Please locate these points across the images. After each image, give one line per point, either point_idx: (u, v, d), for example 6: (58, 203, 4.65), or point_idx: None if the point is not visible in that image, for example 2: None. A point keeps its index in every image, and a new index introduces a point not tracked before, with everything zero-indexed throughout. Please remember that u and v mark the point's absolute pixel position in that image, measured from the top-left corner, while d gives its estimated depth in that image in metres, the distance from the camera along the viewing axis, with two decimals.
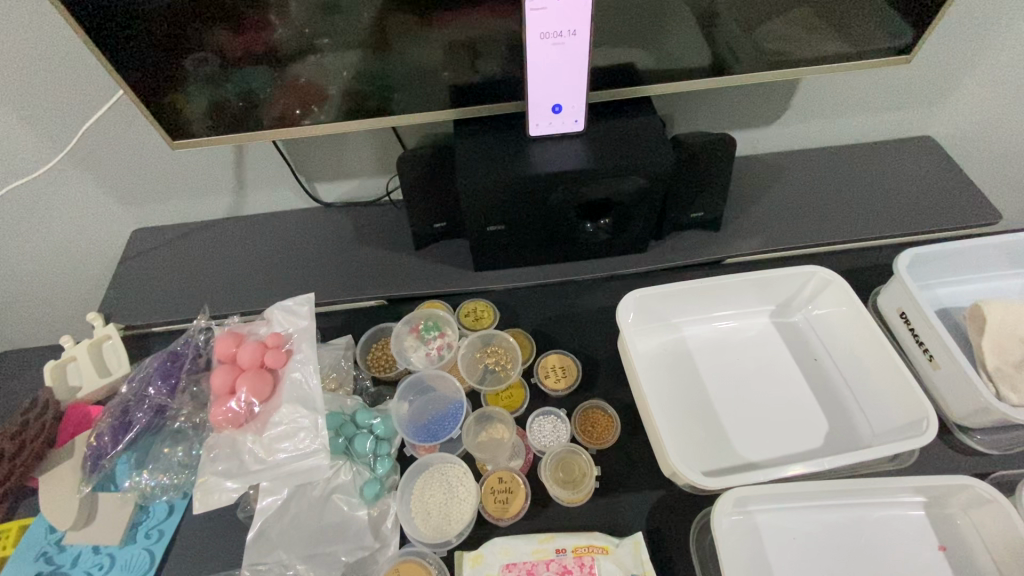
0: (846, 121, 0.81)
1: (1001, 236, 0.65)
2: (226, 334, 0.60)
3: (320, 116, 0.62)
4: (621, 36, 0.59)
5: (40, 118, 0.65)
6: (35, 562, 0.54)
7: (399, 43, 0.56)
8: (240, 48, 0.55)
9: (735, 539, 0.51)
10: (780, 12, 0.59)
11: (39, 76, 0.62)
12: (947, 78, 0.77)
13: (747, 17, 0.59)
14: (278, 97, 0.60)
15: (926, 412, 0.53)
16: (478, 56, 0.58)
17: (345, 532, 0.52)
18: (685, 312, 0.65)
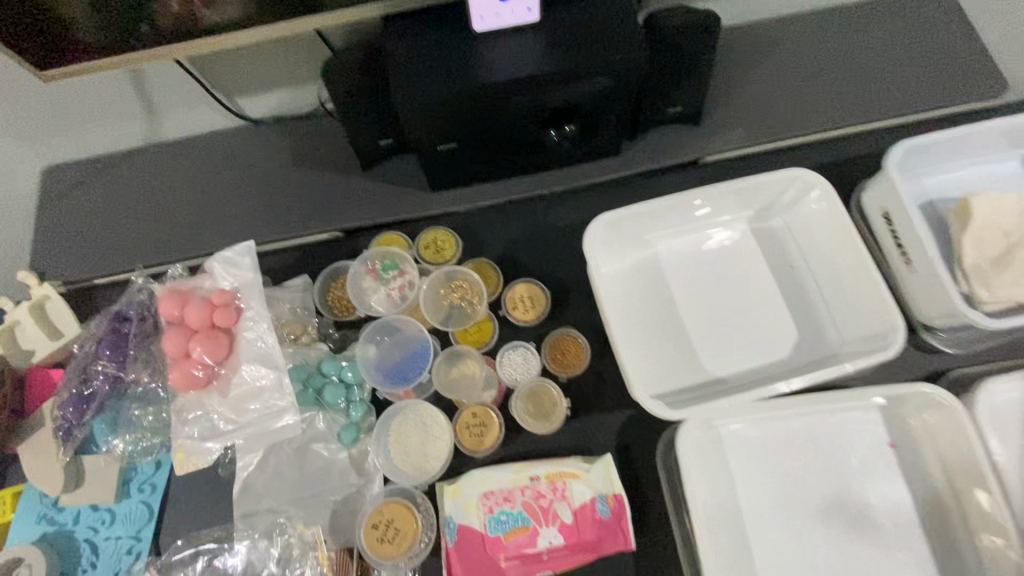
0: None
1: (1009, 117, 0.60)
2: (167, 293, 0.56)
3: (225, 12, 0.49)
4: None
5: None
6: (39, 523, 0.56)
7: None
8: None
9: (701, 453, 0.53)
10: None
11: None
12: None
13: None
14: None
15: (895, 325, 0.53)
16: None
17: (328, 475, 0.54)
18: (659, 227, 0.61)
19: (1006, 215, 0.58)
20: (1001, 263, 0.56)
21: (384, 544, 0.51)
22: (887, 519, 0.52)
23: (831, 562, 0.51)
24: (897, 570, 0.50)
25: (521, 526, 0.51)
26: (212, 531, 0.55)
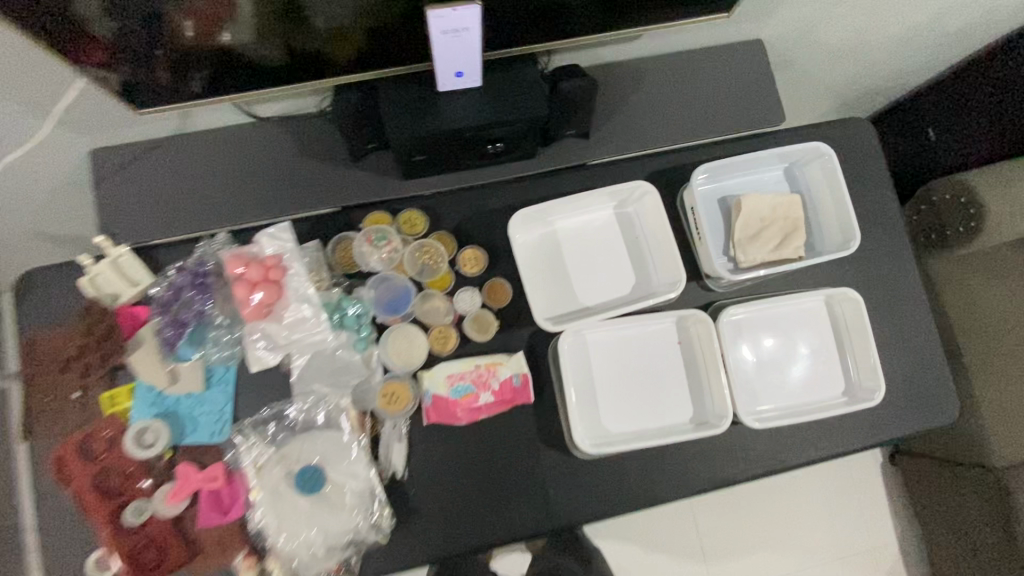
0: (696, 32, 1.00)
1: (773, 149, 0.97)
2: (230, 256, 0.84)
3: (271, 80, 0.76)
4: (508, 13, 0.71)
5: None
6: (151, 406, 0.85)
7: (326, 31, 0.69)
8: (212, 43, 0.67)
9: (572, 350, 0.92)
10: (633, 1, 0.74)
11: None
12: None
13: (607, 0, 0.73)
14: (240, 69, 0.73)
15: (679, 278, 0.91)
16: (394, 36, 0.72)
17: (350, 369, 0.87)
18: (558, 211, 0.94)
19: (763, 209, 0.97)
20: (751, 238, 0.96)
21: (390, 404, 0.87)
22: (669, 381, 0.94)
23: (637, 405, 0.92)
24: (673, 408, 0.93)
25: (469, 392, 0.89)
26: (277, 404, 0.86)
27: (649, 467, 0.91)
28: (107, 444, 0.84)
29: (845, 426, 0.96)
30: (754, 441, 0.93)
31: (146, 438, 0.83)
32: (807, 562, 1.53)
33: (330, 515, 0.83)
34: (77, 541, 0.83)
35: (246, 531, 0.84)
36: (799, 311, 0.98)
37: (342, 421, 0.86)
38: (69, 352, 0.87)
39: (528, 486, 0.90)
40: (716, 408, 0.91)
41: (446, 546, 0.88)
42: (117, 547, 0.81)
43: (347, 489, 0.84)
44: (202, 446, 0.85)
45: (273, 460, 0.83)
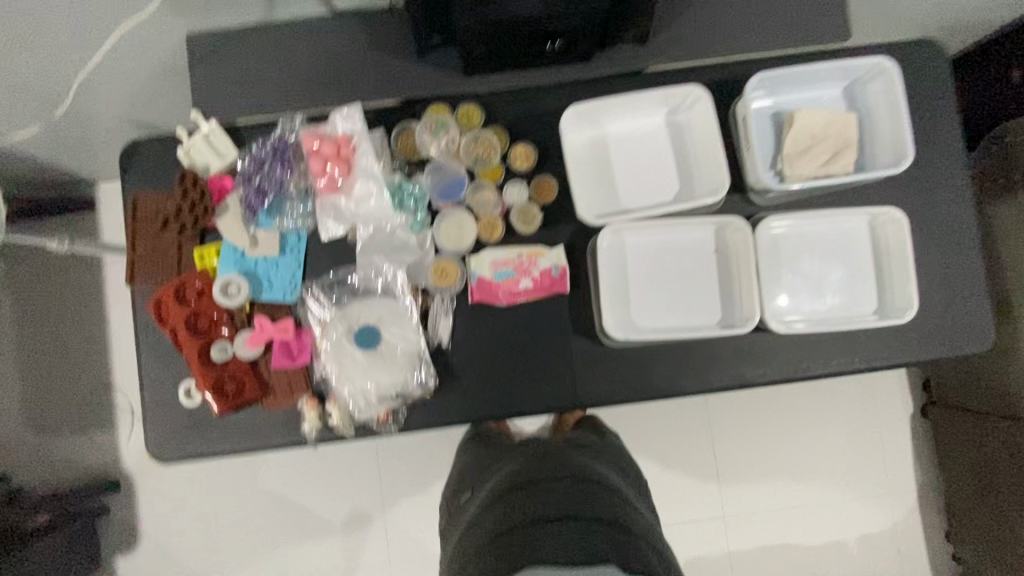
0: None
1: (837, 62, 0.96)
2: (308, 132, 0.93)
3: None
4: None
5: None
6: (235, 264, 0.97)
7: None
8: None
9: (611, 249, 0.96)
10: None
11: None
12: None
13: None
14: None
15: (722, 184, 0.93)
16: None
17: (405, 247, 0.96)
18: (609, 114, 0.97)
19: (816, 125, 0.97)
20: (800, 153, 0.97)
21: (440, 279, 0.96)
22: (701, 285, 0.99)
23: (667, 303, 0.98)
24: (703, 310, 0.98)
25: (510, 277, 0.97)
26: (342, 269, 0.98)
27: (672, 360, 0.99)
28: (198, 293, 0.96)
29: (869, 341, 0.99)
30: (775, 345, 0.99)
31: (231, 290, 0.95)
32: (820, 491, 1.59)
33: (383, 369, 0.94)
34: (174, 370, 0.99)
35: (310, 378, 0.97)
36: (841, 230, 1.00)
37: (397, 290, 0.97)
38: (166, 212, 0.99)
39: (558, 367, 0.99)
40: (744, 312, 0.97)
41: (481, 411, 0.98)
42: (205, 377, 0.94)
43: (399, 350, 0.95)
44: (275, 304, 0.97)
45: (337, 318, 0.95)
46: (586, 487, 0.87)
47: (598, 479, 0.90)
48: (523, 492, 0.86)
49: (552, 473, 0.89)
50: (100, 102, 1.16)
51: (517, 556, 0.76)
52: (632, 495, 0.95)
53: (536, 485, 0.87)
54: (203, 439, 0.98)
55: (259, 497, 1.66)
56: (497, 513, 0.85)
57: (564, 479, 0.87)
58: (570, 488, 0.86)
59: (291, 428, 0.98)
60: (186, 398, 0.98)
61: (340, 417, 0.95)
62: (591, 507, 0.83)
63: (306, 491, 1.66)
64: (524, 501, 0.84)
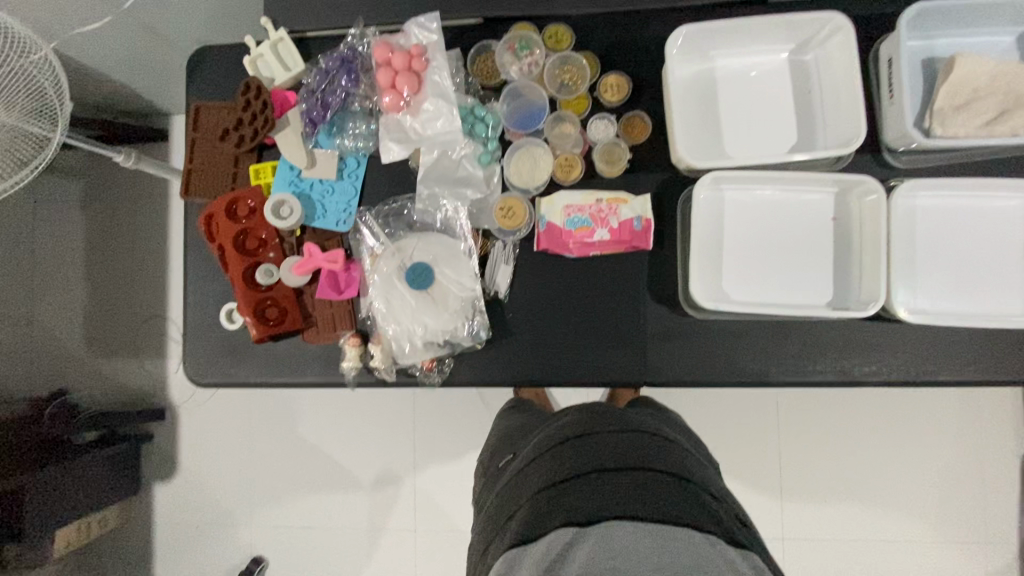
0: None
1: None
2: (379, 42, 0.85)
3: None
4: None
5: None
6: (291, 185, 0.90)
7: None
8: None
9: (706, 204, 0.83)
10: None
11: None
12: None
13: None
14: None
15: (859, 132, 0.78)
16: None
17: (471, 181, 0.86)
18: (722, 46, 0.84)
19: (984, 75, 0.78)
20: (958, 107, 0.79)
21: (505, 220, 0.86)
22: (811, 257, 0.83)
23: (767, 275, 0.83)
24: (810, 286, 0.83)
25: (586, 225, 0.84)
26: (401, 198, 0.89)
27: (763, 342, 0.84)
28: (250, 212, 0.90)
29: (1006, 343, 0.83)
30: (890, 337, 0.83)
31: (283, 212, 0.87)
32: (899, 526, 1.39)
33: (433, 313, 0.84)
34: (218, 290, 0.95)
35: (355, 315, 0.90)
36: (994, 209, 0.82)
37: (458, 229, 0.87)
38: (228, 124, 0.92)
39: (628, 335, 0.86)
40: (862, 294, 0.81)
41: (535, 373, 0.87)
42: (248, 300, 0.88)
43: (454, 293, 0.85)
44: (326, 233, 0.90)
45: (389, 252, 0.86)
46: (644, 442, 0.76)
47: (656, 434, 0.79)
48: (572, 444, 0.75)
49: (607, 425, 0.78)
50: (172, 13, 1.12)
51: (571, 512, 0.67)
52: (696, 453, 0.84)
53: (586, 436, 0.76)
54: (239, 366, 0.93)
55: (292, 444, 1.63)
56: (544, 466, 0.75)
57: (618, 433, 0.76)
58: (626, 441, 0.75)
59: (329, 366, 0.91)
60: (229, 321, 0.93)
61: (381, 358, 0.87)
62: (652, 463, 0.72)
63: (338, 445, 1.62)
64: (574, 454, 0.74)
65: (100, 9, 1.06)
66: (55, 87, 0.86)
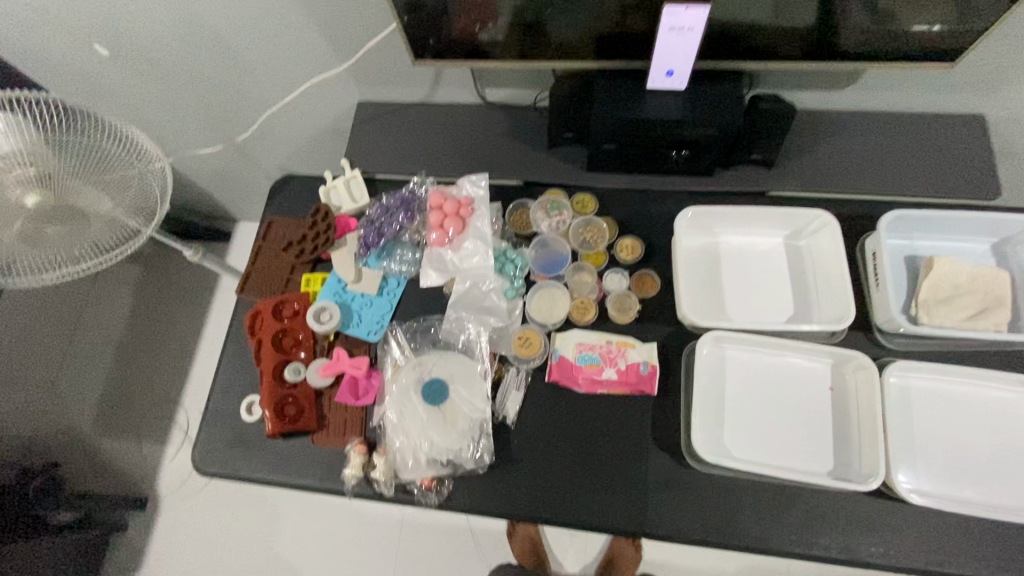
0: (910, 90, 0.97)
1: (986, 215, 0.90)
2: (435, 190, 1.02)
3: (500, 51, 0.88)
4: (730, 12, 0.79)
5: (325, 27, 0.98)
6: (335, 294, 1.01)
7: (555, 13, 0.80)
8: (476, 17, 0.82)
9: (709, 359, 0.89)
10: (838, 32, 0.81)
11: (328, 8, 0.93)
12: (1010, 67, 0.89)
13: (810, 38, 0.82)
14: (463, 12, 0.81)
15: (849, 311, 0.86)
16: (626, 17, 0.80)
17: (495, 312, 0.96)
18: (725, 225, 0.97)
19: (961, 274, 0.88)
20: (940, 301, 0.87)
21: (523, 349, 0.93)
22: (811, 423, 0.86)
23: (768, 436, 0.86)
24: (811, 454, 0.84)
25: (595, 363, 0.91)
26: (431, 317, 0.98)
27: (765, 505, 0.84)
28: (294, 313, 0.99)
29: (1015, 542, 0.80)
30: (896, 517, 0.82)
31: (323, 317, 0.97)
32: None
33: (441, 429, 0.88)
34: (245, 381, 1.01)
35: (366, 423, 0.94)
36: (987, 399, 0.85)
37: (476, 352, 0.94)
38: (293, 238, 1.07)
39: (628, 479, 0.87)
40: (863, 468, 0.82)
41: (531, 508, 0.87)
42: (271, 394, 0.93)
43: (464, 413, 0.89)
44: (357, 340, 0.98)
45: (411, 365, 0.93)
46: None
47: None
48: None
49: None
50: (270, 147, 1.36)
51: None
52: None
53: None
54: (245, 461, 0.95)
55: (267, 558, 1.54)
56: None
57: None
58: None
59: (331, 472, 0.92)
60: (247, 414, 0.98)
61: (383, 470, 0.89)
62: None
63: (313, 565, 1.52)
64: None
65: (218, 133, 1.31)
66: (161, 195, 1.01)
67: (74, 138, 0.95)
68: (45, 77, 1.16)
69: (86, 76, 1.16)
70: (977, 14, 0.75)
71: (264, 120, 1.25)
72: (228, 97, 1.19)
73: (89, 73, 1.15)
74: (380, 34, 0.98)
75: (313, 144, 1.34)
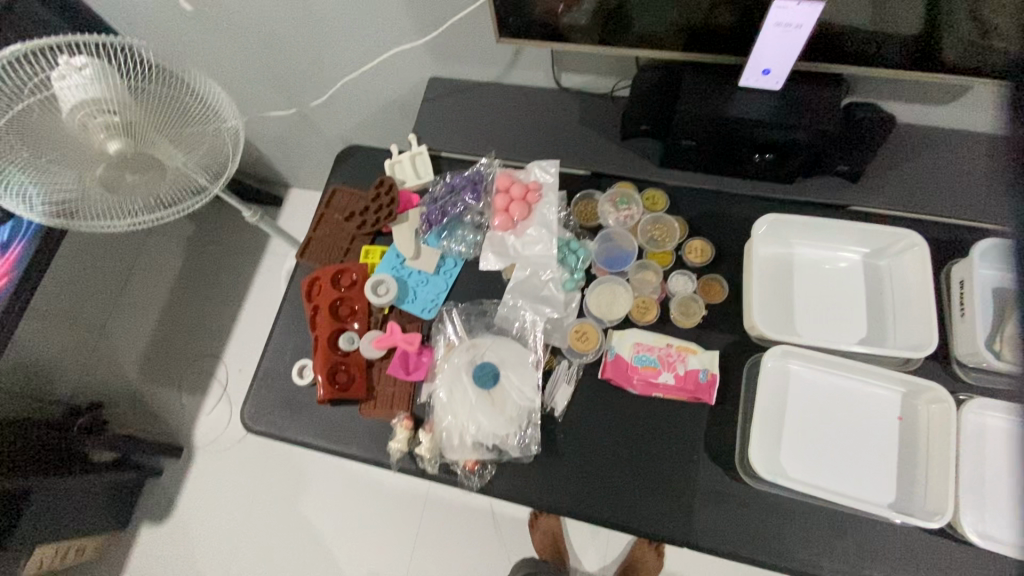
0: None
1: None
2: (503, 174, 1.00)
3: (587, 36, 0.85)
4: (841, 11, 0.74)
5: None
6: (394, 269, 1.01)
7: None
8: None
9: (773, 374, 0.86)
10: (956, 42, 0.75)
11: None
12: None
13: (922, 47, 0.77)
14: None
15: (930, 339, 0.82)
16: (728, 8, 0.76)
17: (552, 302, 0.94)
18: (801, 236, 0.93)
19: None
20: None
21: (579, 342, 0.92)
22: (875, 453, 0.82)
23: (828, 459, 0.82)
24: (871, 482, 0.81)
25: (652, 364, 0.89)
26: (487, 301, 0.98)
27: (817, 529, 0.81)
28: (351, 283, 1.00)
29: None
30: (957, 559, 0.78)
31: (381, 289, 0.97)
32: None
33: (489, 414, 0.87)
34: (298, 344, 1.02)
35: (414, 399, 0.94)
36: None
37: (531, 340, 0.93)
38: (356, 208, 1.06)
39: (676, 486, 0.85)
40: (928, 505, 0.78)
41: (573, 503, 0.86)
42: (325, 360, 0.94)
43: (514, 400, 0.88)
44: (411, 316, 0.98)
45: (464, 346, 0.92)
46: None
47: None
48: None
49: None
50: (334, 116, 1.36)
51: None
52: None
53: None
54: (292, 423, 0.96)
55: (291, 518, 1.58)
56: None
57: None
58: None
59: (376, 443, 0.93)
60: (298, 376, 0.99)
61: (428, 448, 0.89)
62: None
63: (336, 531, 1.55)
64: None
65: (286, 98, 1.32)
66: (231, 153, 1.03)
67: (157, 87, 0.93)
68: (128, 27, 1.18)
69: (167, 29, 1.17)
70: None
71: (333, 89, 1.26)
72: (301, 62, 1.20)
73: (170, 27, 1.16)
74: (463, 9, 0.96)
75: (377, 117, 1.33)
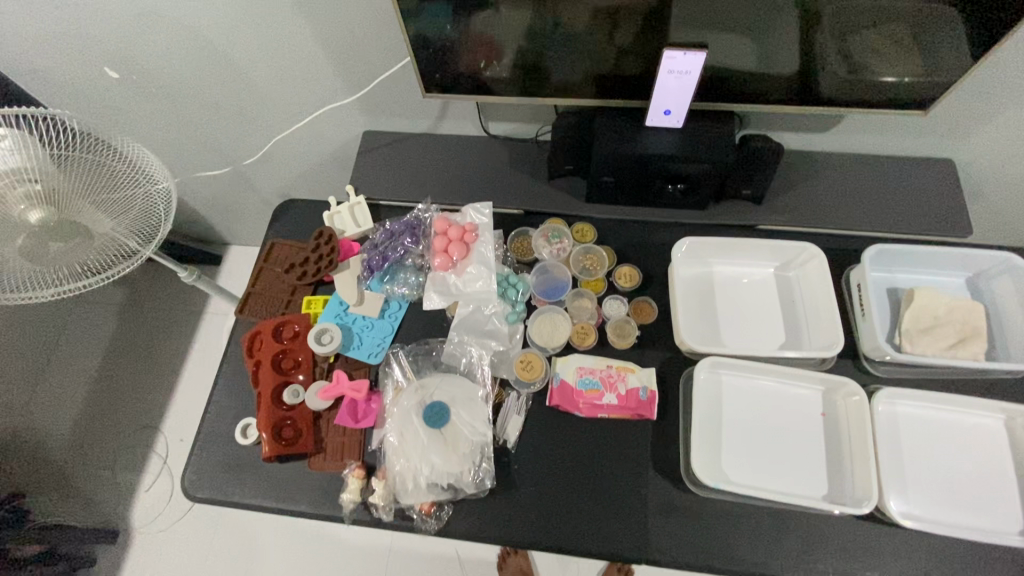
0: (884, 134, 1.04)
1: (959, 249, 0.96)
2: (440, 217, 1.04)
3: (506, 87, 0.92)
4: (723, 58, 0.85)
5: (336, 59, 1.02)
6: (337, 316, 1.02)
7: (559, 54, 0.85)
8: (484, 56, 0.86)
9: (705, 385, 0.91)
10: (822, 78, 0.86)
11: (342, 42, 0.98)
12: (974, 114, 0.97)
13: (796, 83, 0.88)
14: (471, 50, 0.85)
15: (837, 339, 0.90)
16: (626, 59, 0.86)
17: (496, 335, 0.97)
18: (718, 255, 1.02)
19: (940, 305, 0.92)
20: (923, 330, 0.91)
21: (524, 372, 0.94)
22: (805, 449, 0.88)
23: (765, 461, 0.87)
24: (806, 479, 0.86)
25: (595, 387, 0.92)
26: (432, 341, 0.99)
27: (763, 529, 0.85)
28: (294, 335, 0.99)
29: (1002, 562, 0.82)
30: (888, 541, 0.84)
31: (324, 338, 0.97)
32: None
33: (441, 453, 0.87)
34: (240, 403, 0.99)
35: (365, 446, 0.93)
36: (969, 425, 0.89)
37: (478, 375, 0.95)
38: (296, 260, 1.07)
39: (629, 504, 0.87)
40: (857, 491, 0.84)
41: (531, 534, 0.86)
42: (269, 416, 0.92)
43: (464, 437, 0.88)
44: (357, 362, 0.98)
45: (412, 388, 0.92)
46: None
47: None
48: None
49: None
50: (272, 173, 1.38)
51: None
52: None
53: None
54: (237, 486, 0.93)
55: None
56: None
57: None
58: None
59: (328, 497, 0.90)
60: (242, 436, 0.96)
61: (382, 495, 0.88)
62: None
63: None
64: None
65: (222, 157, 1.33)
66: (164, 212, 1.00)
67: (84, 155, 0.95)
68: (50, 96, 1.17)
69: (92, 96, 1.17)
70: (947, 63, 0.81)
71: (269, 146, 1.28)
72: (235, 123, 1.22)
73: (97, 95, 1.17)
74: (390, 68, 1.02)
75: (315, 171, 1.36)
